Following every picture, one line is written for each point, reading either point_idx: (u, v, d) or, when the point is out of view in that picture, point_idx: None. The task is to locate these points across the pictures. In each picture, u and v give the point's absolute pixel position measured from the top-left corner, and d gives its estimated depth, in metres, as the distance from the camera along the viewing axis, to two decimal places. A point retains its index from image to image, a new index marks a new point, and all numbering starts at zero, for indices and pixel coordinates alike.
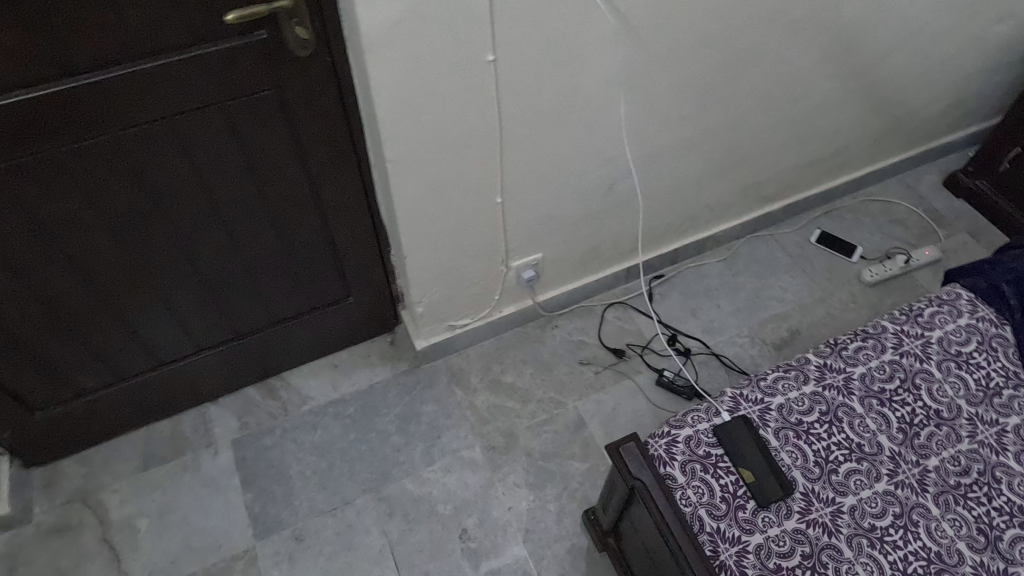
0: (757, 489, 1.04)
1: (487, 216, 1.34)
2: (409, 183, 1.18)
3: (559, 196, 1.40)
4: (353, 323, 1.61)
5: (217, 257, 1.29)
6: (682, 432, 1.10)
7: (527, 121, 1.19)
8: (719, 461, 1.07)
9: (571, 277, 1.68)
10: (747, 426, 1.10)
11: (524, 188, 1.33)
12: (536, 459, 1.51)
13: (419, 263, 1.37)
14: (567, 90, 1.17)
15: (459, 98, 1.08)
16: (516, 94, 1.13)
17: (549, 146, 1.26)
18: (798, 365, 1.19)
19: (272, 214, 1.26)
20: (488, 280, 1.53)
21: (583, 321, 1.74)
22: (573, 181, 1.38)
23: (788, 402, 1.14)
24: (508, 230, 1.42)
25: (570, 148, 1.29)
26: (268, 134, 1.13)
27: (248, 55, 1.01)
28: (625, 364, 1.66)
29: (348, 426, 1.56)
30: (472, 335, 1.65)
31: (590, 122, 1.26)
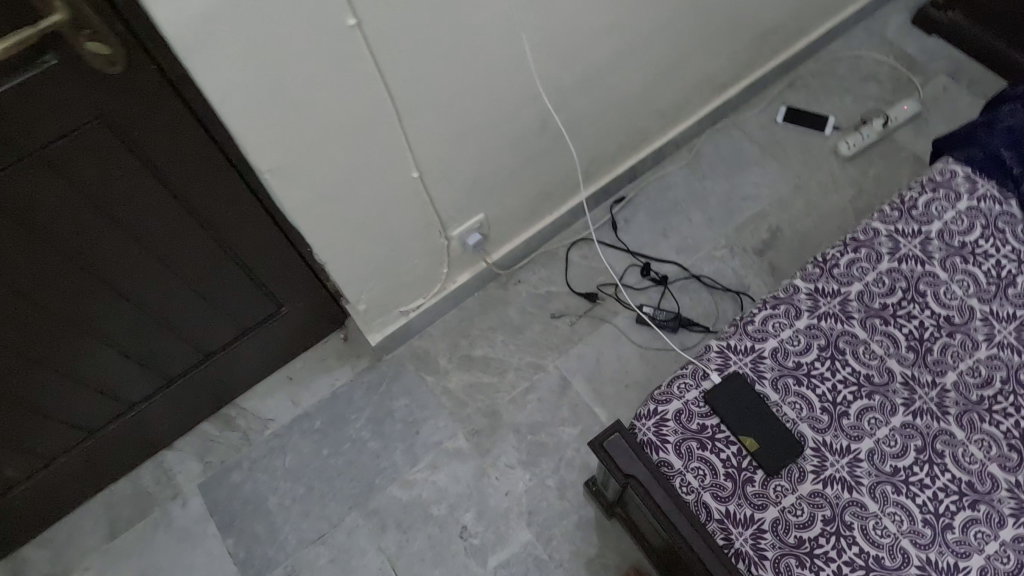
0: (764, 457, 0.93)
1: (406, 196, 1.15)
2: (301, 189, 0.99)
3: (484, 152, 1.20)
4: (295, 331, 1.45)
5: (112, 317, 1.11)
6: (671, 408, 0.97)
7: (420, 83, 0.97)
8: (716, 433, 0.95)
9: (522, 227, 1.50)
10: (741, 384, 0.98)
11: (441, 156, 1.13)
12: (525, 434, 1.41)
13: (345, 264, 1.19)
14: (461, 35, 0.95)
15: (328, 79, 0.87)
16: (398, 56, 0.91)
17: (456, 104, 1.05)
18: (786, 297, 1.05)
19: (157, 254, 1.06)
20: (429, 258, 1.35)
21: (546, 269, 1.58)
22: (496, 132, 1.18)
23: (783, 345, 1.01)
24: (437, 204, 1.23)
25: (481, 99, 1.08)
26: (117, 174, 0.92)
27: (46, 92, 0.78)
28: (601, 308, 1.52)
29: (319, 441, 1.44)
30: (429, 314, 1.50)
31: (497, 64, 1.04)
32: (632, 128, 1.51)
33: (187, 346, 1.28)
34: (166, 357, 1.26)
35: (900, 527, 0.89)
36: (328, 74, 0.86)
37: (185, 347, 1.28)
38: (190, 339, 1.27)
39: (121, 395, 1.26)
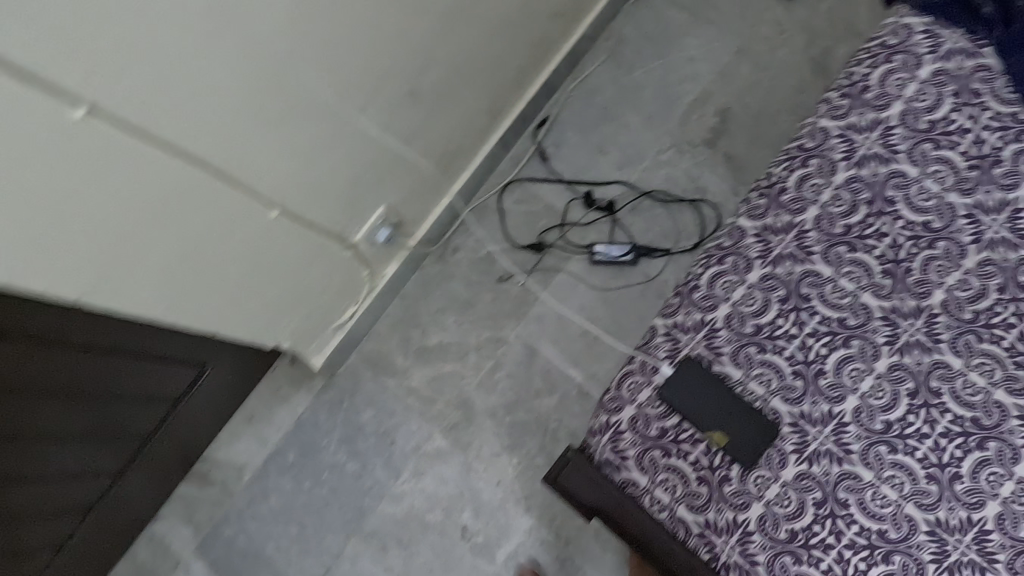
0: (737, 451, 0.81)
1: (273, 235, 0.98)
2: (122, 286, 0.82)
3: (343, 148, 0.99)
4: (234, 374, 1.36)
5: (23, 461, 1.00)
6: (625, 416, 0.85)
7: (203, 119, 0.75)
8: (679, 435, 0.83)
9: (434, 196, 1.32)
10: (698, 369, 0.84)
11: (287, 179, 0.93)
12: (502, 417, 1.32)
13: (242, 319, 1.06)
14: (251, 59, 0.75)
15: (96, 182, 0.69)
16: (178, 120, 0.72)
17: (271, 118, 0.83)
18: (732, 246, 0.88)
19: (28, 387, 0.94)
20: (337, 272, 1.19)
21: (481, 226, 1.42)
22: (346, 123, 0.96)
23: (736, 307, 0.86)
24: (313, 224, 1.05)
25: (305, 99, 0.87)
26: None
27: None
28: (551, 257, 1.38)
29: (299, 475, 1.38)
30: (369, 314, 1.38)
31: (302, 52, 0.81)
32: (529, 41, 1.27)
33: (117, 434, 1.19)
34: (100, 453, 1.18)
35: (902, 492, 0.79)
36: (68, 164, 0.65)
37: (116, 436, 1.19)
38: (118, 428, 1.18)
39: (74, 502, 1.20)
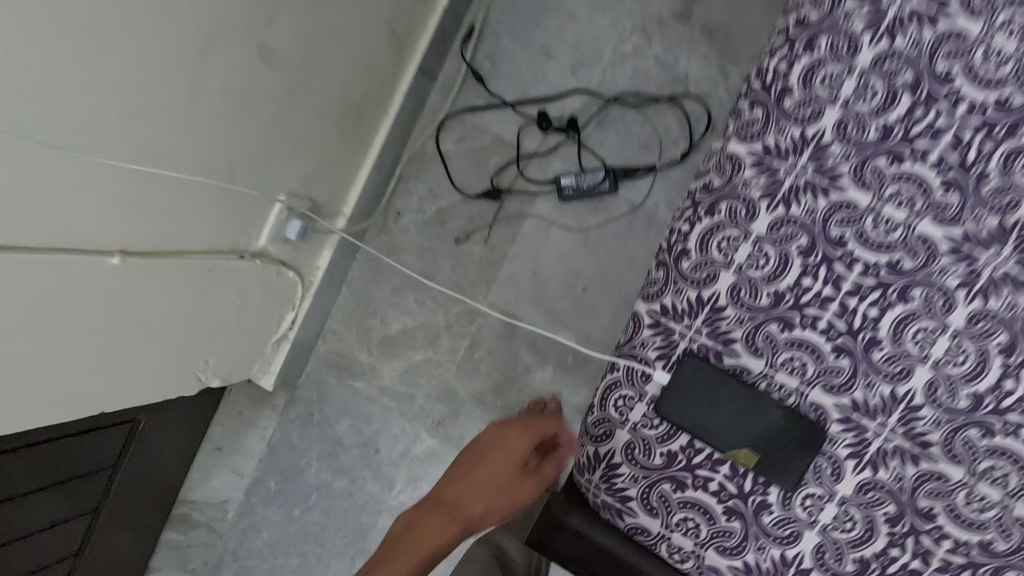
0: (773, 471, 0.60)
1: (130, 284, 0.75)
2: None
3: (172, 142, 0.71)
4: (184, 412, 1.19)
5: None
6: (617, 444, 0.64)
7: None
8: (692, 460, 0.62)
9: (349, 160, 1.06)
10: (703, 368, 0.62)
11: (92, 208, 0.67)
12: (493, 402, 1.13)
13: (136, 381, 0.86)
14: None
15: None
16: None
17: (19, 146, 0.56)
18: (725, 185, 0.63)
19: None
20: (241, 287, 0.95)
21: (423, 181, 1.17)
22: (159, 109, 0.67)
23: (743, 273, 0.62)
24: (180, 249, 0.81)
25: (58, 90, 0.57)
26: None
27: None
28: (512, 203, 1.13)
29: (286, 503, 1.23)
30: (315, 314, 1.17)
31: (22, 34, 0.51)
32: None
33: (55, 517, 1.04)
34: (44, 541, 1.03)
35: (1008, 490, 0.57)
36: None
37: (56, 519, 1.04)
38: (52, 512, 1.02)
39: None
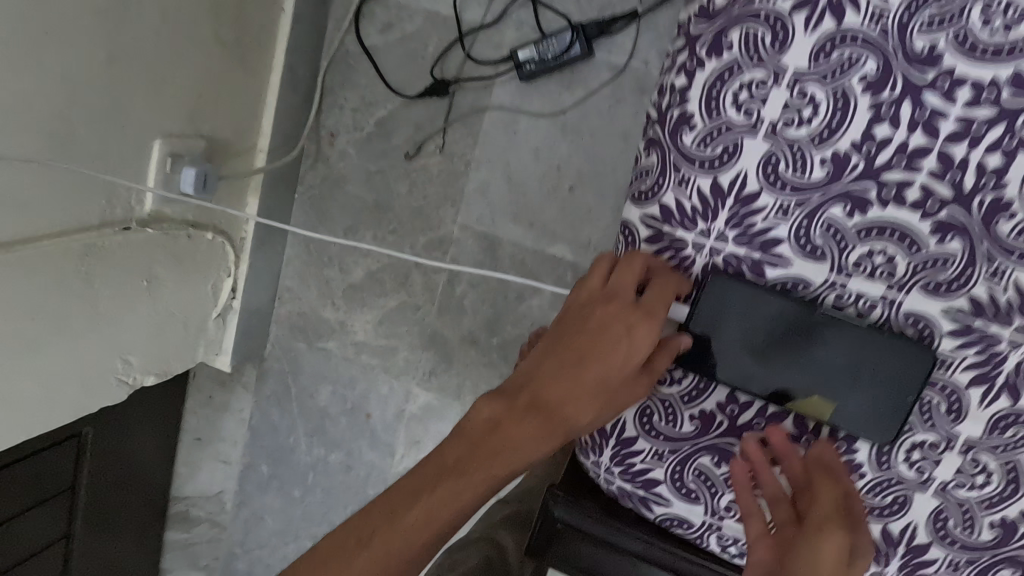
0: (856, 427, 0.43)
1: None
2: None
3: None
4: (151, 413, 1.03)
5: None
6: (631, 418, 0.47)
7: None
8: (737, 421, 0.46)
9: (247, 77, 0.83)
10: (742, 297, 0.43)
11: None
12: (487, 340, 0.94)
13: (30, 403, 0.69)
14: None
15: None
16: None
17: None
18: (732, 2, 0.40)
19: None
20: (142, 265, 0.76)
21: (353, 89, 0.93)
22: None
23: (780, 138, 0.40)
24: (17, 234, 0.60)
25: None
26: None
27: None
28: (466, 96, 0.89)
29: (283, 485, 1.09)
30: (262, 275, 0.98)
31: None
32: None
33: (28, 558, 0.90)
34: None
35: None
36: None
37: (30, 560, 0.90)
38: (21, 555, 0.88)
39: None
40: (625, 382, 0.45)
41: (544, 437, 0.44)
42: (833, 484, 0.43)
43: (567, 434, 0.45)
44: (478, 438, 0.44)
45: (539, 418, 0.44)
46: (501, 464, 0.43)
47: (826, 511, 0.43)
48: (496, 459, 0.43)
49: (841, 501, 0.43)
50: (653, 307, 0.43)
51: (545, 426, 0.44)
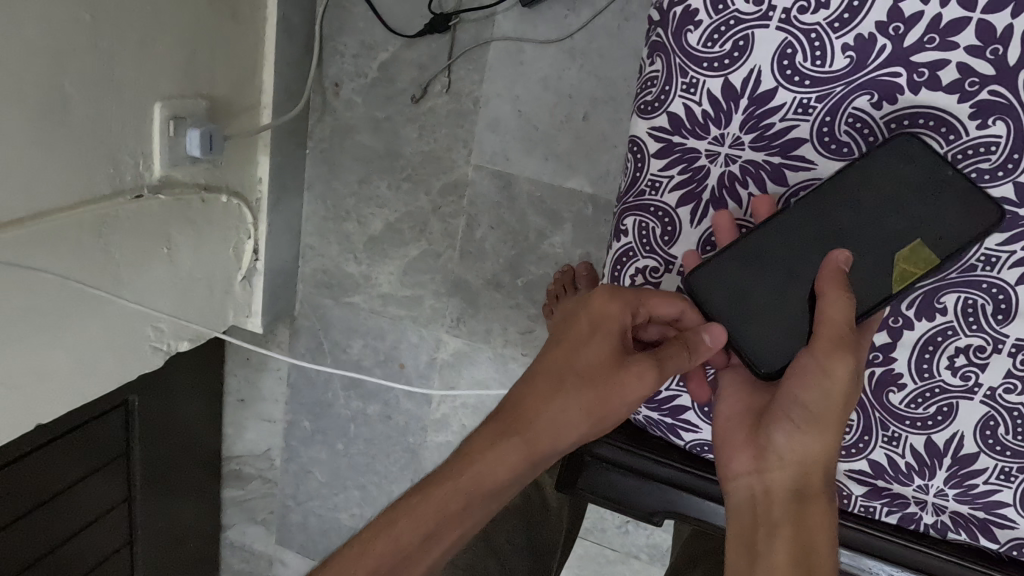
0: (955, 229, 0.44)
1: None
2: None
3: None
4: (193, 379, 1.05)
5: None
6: None
7: None
8: None
9: (239, 30, 0.80)
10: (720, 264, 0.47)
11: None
12: (513, 281, 0.93)
13: (61, 372, 0.71)
14: None
15: None
16: None
17: None
18: None
19: None
20: (157, 232, 0.76)
21: (353, 34, 0.90)
22: None
23: (798, 38, 0.43)
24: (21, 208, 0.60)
25: None
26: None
27: None
28: (468, 29, 0.85)
29: (326, 439, 1.12)
30: (282, 234, 0.97)
31: None
32: None
33: (96, 520, 0.94)
34: (92, 543, 0.95)
35: None
36: None
37: (98, 522, 0.95)
38: (87, 518, 0.92)
39: None
40: (607, 374, 0.47)
41: (529, 431, 0.49)
42: (841, 296, 0.42)
43: (537, 445, 0.49)
44: (455, 463, 0.49)
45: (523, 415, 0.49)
46: (475, 478, 0.48)
47: (831, 334, 0.42)
48: (478, 457, 0.49)
49: (850, 316, 0.42)
50: (604, 311, 0.48)
51: (528, 423, 0.49)
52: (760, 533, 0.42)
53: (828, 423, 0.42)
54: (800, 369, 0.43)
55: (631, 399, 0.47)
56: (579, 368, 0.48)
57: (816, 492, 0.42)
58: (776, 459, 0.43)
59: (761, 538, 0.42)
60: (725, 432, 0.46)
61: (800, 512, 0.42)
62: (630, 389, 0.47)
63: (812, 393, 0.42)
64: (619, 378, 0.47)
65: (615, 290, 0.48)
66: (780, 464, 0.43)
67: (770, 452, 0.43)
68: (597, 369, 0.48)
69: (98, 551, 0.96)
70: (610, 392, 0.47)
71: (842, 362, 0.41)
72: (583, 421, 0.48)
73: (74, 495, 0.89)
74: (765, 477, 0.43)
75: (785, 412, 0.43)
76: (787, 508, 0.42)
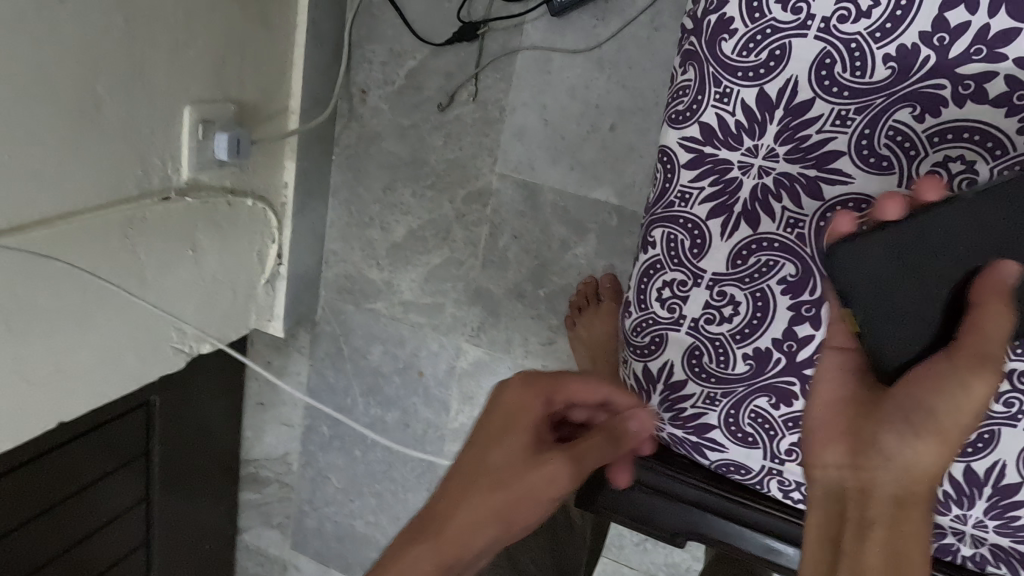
0: None
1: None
2: None
3: None
4: (214, 381, 1.05)
5: None
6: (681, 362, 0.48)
7: None
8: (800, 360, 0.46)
9: (269, 35, 0.81)
10: (852, 254, 0.42)
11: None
12: (534, 291, 0.92)
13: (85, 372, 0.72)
14: None
15: None
16: None
17: None
18: None
19: None
20: (183, 234, 0.76)
21: (381, 42, 0.90)
22: None
23: (834, 47, 0.42)
24: (48, 211, 0.60)
25: None
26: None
27: None
28: (495, 37, 0.85)
29: (344, 444, 1.11)
30: (306, 238, 0.98)
31: None
32: None
33: (114, 520, 0.95)
34: (109, 542, 0.95)
35: None
36: None
37: (116, 521, 0.95)
38: (106, 517, 0.93)
39: None
40: (527, 468, 0.45)
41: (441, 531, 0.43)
42: (999, 316, 0.37)
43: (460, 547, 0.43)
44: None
45: (433, 515, 0.44)
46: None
47: (974, 348, 0.37)
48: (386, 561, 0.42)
49: (1006, 335, 0.37)
50: (525, 400, 0.47)
51: (442, 523, 0.43)
52: (847, 534, 0.37)
53: (950, 438, 0.36)
54: (935, 377, 0.37)
55: (544, 490, 0.45)
56: (496, 464, 0.45)
57: (917, 502, 0.37)
58: (882, 461, 0.37)
59: (849, 545, 0.37)
60: (822, 423, 0.40)
61: (897, 519, 0.37)
62: (551, 482, 0.45)
63: (947, 405, 0.36)
64: (542, 472, 0.45)
65: (534, 379, 0.47)
66: (884, 467, 0.37)
67: (872, 451, 0.37)
68: (516, 465, 0.45)
69: (115, 550, 0.97)
70: (530, 483, 0.45)
71: (987, 377, 0.36)
72: (502, 517, 0.44)
73: (94, 493, 0.90)
74: (862, 478, 0.38)
75: (903, 415, 0.37)
76: (883, 512, 0.37)
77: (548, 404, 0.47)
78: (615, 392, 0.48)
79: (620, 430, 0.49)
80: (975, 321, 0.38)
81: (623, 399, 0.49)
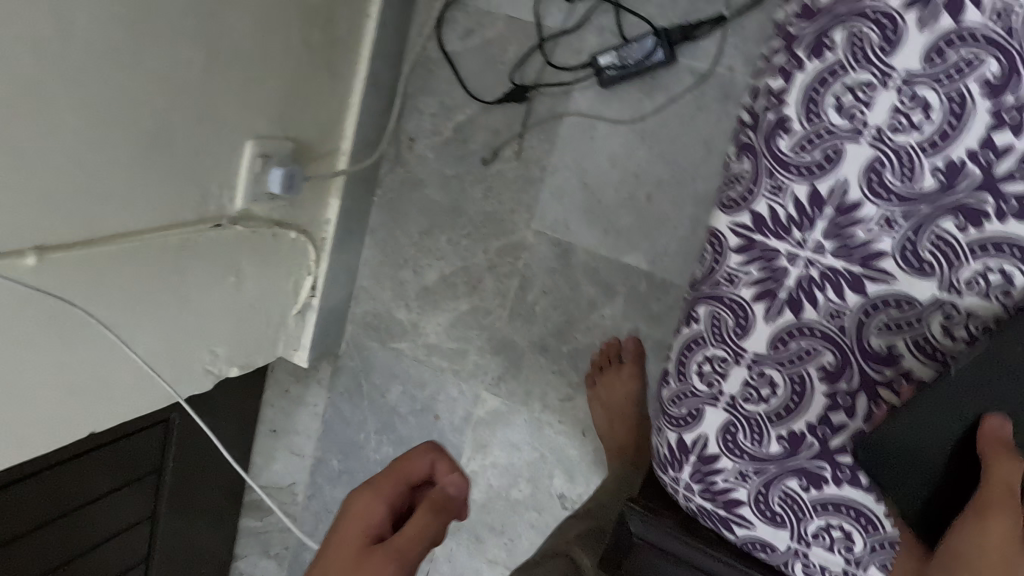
0: None
1: (57, 279, 0.60)
2: None
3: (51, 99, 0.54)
4: (232, 404, 1.07)
5: None
6: (717, 439, 0.49)
7: None
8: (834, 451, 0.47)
9: (331, 81, 0.85)
10: (889, 434, 0.43)
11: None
12: (558, 346, 0.94)
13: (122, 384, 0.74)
14: None
15: None
16: None
17: None
18: (837, 3, 0.41)
19: None
20: (229, 261, 0.79)
21: (433, 95, 0.95)
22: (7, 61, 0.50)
23: (887, 151, 0.42)
24: (109, 229, 0.63)
25: None
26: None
27: None
28: (543, 102, 0.89)
29: (352, 480, 1.12)
30: (340, 274, 1.00)
31: None
32: None
33: (119, 537, 0.95)
34: (111, 558, 0.95)
35: None
36: None
37: (121, 538, 0.95)
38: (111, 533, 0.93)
39: None
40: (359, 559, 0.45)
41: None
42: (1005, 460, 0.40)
43: None
44: None
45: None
46: None
47: (993, 498, 0.39)
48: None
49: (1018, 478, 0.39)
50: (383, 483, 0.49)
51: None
52: None
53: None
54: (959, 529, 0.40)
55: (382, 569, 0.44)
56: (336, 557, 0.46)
57: None
58: None
59: None
60: None
61: None
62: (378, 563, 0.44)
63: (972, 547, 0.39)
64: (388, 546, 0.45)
65: (390, 470, 0.49)
66: None
67: None
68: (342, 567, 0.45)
69: (116, 565, 0.97)
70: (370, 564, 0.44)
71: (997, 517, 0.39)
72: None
73: (103, 507, 0.90)
74: None
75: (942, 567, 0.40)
76: None
77: (401, 495, 0.49)
78: (441, 458, 0.49)
79: (436, 500, 0.48)
80: (991, 474, 0.40)
81: (446, 465, 0.50)
